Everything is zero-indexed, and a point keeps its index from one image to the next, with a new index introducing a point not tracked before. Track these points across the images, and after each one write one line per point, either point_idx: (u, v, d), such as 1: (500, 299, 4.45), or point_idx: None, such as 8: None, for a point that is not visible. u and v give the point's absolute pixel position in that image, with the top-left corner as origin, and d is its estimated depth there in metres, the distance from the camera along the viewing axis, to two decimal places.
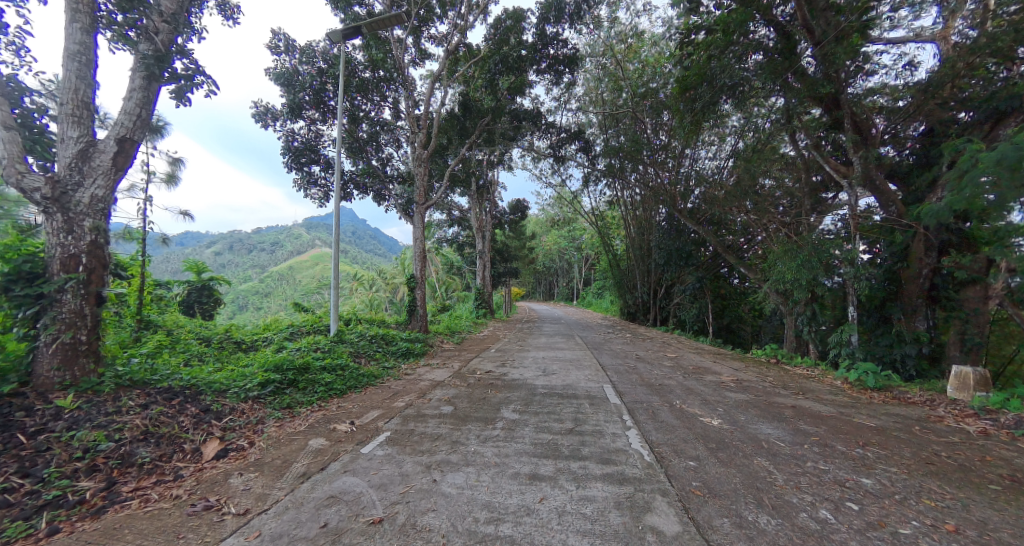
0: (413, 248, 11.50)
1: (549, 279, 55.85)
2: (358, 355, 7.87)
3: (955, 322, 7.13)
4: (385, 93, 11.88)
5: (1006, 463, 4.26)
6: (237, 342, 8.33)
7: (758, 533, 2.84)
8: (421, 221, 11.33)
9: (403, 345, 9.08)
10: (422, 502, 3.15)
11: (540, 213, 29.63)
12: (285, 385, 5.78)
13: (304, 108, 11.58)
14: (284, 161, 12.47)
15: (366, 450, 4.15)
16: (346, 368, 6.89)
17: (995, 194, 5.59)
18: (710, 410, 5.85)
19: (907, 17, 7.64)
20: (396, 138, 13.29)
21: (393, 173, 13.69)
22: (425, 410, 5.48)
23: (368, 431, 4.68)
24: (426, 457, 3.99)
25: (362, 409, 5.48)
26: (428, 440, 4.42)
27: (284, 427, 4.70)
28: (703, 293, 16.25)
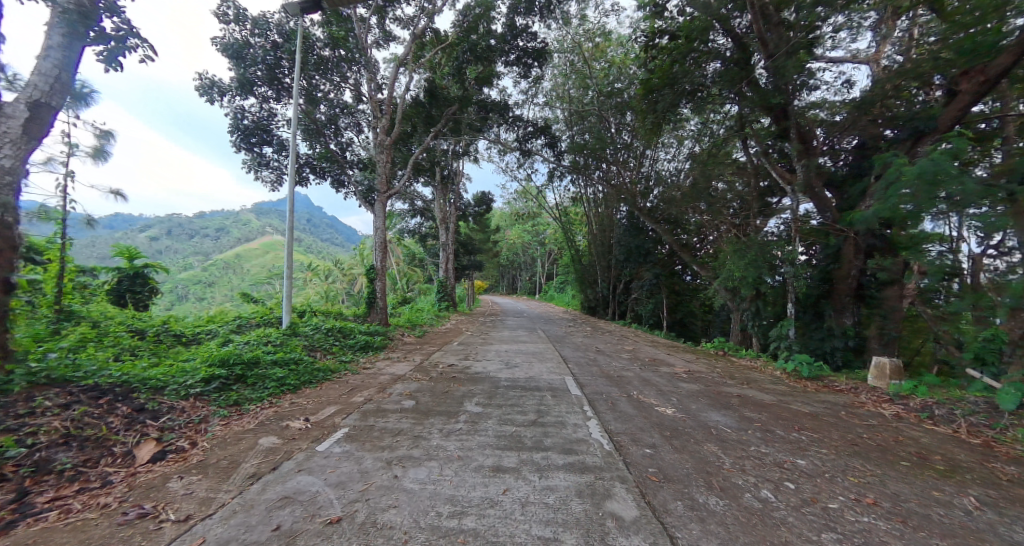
0: (373, 239, 10.80)
1: (513, 274, 56.45)
2: (312, 349, 7.23)
3: (877, 318, 8.03)
4: (346, 74, 10.99)
5: (916, 442, 4.00)
6: (177, 335, 7.39)
7: (708, 514, 2.59)
8: (383, 210, 10.69)
9: (362, 338, 8.56)
10: (384, 499, 2.71)
11: (505, 206, 29.83)
12: (231, 380, 5.15)
13: (256, 84, 10.46)
14: (232, 140, 11.22)
15: (324, 448, 3.56)
16: (299, 362, 6.28)
17: (913, 204, 5.72)
18: (665, 399, 5.36)
19: (846, 39, 8.33)
20: (357, 122, 12.37)
21: (352, 159, 12.80)
22: (385, 404, 4.80)
23: (325, 427, 4.08)
24: (387, 453, 3.45)
25: (317, 405, 4.83)
26: (389, 436, 3.83)
27: (232, 426, 4.11)
28: (659, 289, 17.20)
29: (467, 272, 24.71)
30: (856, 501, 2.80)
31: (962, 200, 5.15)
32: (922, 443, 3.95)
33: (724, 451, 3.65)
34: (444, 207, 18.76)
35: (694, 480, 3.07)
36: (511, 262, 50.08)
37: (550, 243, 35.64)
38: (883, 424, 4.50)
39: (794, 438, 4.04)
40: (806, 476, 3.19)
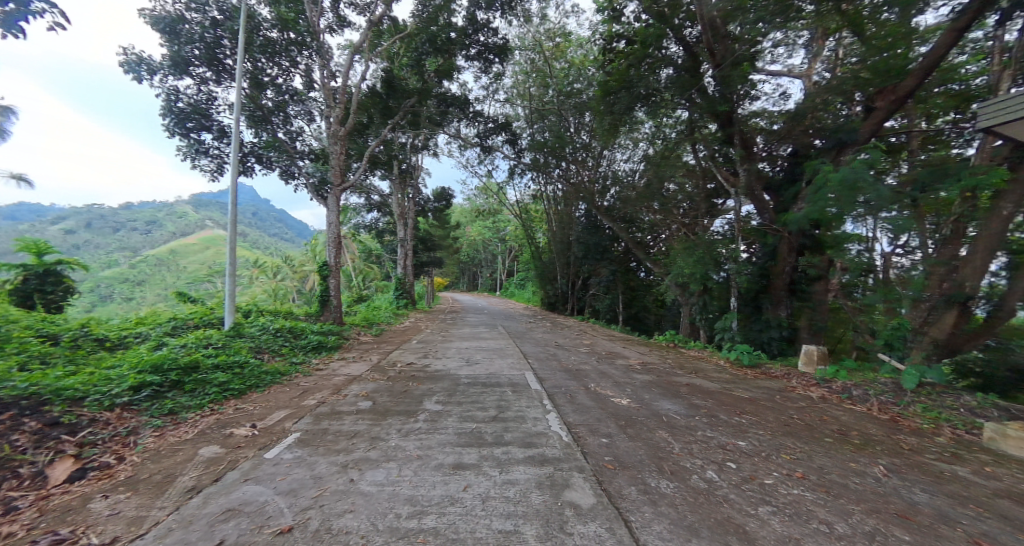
0: (327, 234, 10.45)
1: (473, 270, 56.32)
2: (259, 352, 6.91)
3: (807, 311, 8.84)
4: (295, 58, 10.42)
5: (838, 420, 4.49)
6: (98, 340, 6.85)
7: (659, 497, 2.81)
8: (337, 204, 10.34)
9: (314, 338, 8.30)
10: (339, 505, 2.58)
11: (466, 202, 29.72)
12: (165, 388, 4.84)
13: (192, 64, 9.72)
14: (164, 125, 10.39)
15: (272, 455, 3.40)
16: (244, 366, 6.00)
17: (836, 208, 6.36)
18: (620, 391, 5.65)
19: (783, 55, 9.08)
20: (309, 111, 11.69)
21: (303, 149, 12.11)
22: (339, 407, 4.69)
23: (273, 434, 3.90)
24: (342, 457, 3.36)
25: (264, 410, 4.65)
26: (345, 439, 3.75)
27: (167, 437, 3.84)
28: (616, 285, 17.89)
29: (427, 268, 24.39)
30: (787, 477, 3.11)
31: (877, 205, 5.82)
32: (842, 421, 4.45)
33: (674, 437, 3.93)
34: (403, 203, 18.39)
35: (646, 466, 3.28)
36: (471, 259, 49.96)
37: (511, 240, 35.91)
38: (811, 406, 5.01)
39: (735, 422, 4.41)
40: (745, 457, 3.51)
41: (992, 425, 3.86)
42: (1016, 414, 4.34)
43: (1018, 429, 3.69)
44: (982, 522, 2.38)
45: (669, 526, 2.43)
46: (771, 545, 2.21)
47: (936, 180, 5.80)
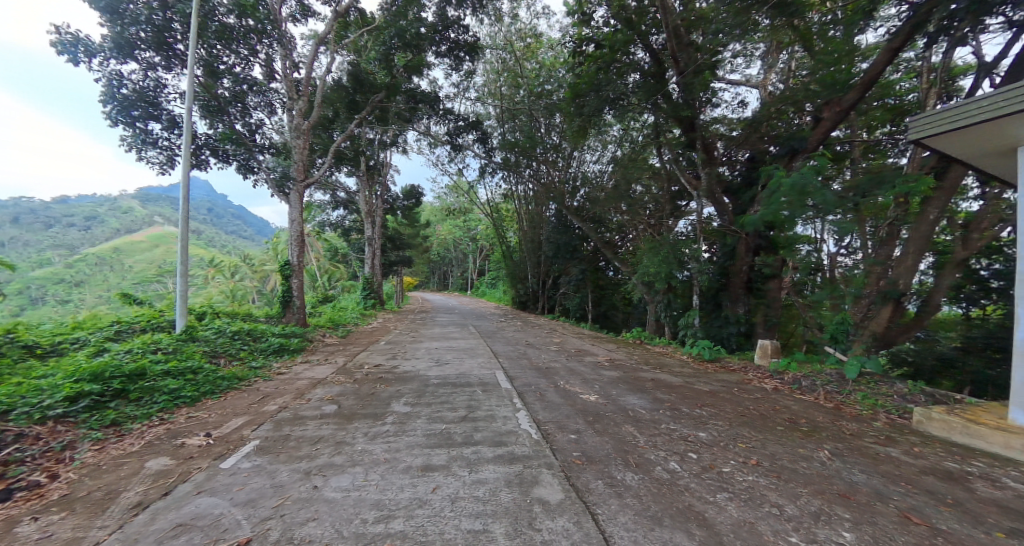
0: (290, 232, 10.11)
1: (444, 269, 55.91)
2: (214, 356, 6.55)
3: (762, 307, 9.37)
4: (255, 47, 9.93)
5: (788, 409, 4.81)
6: (27, 347, 6.29)
7: (624, 489, 2.93)
8: (299, 201, 10.02)
9: (275, 341, 7.98)
10: (302, 512, 2.48)
11: (436, 200, 29.47)
12: (107, 397, 4.39)
13: (139, 46, 9.01)
14: (106, 111, 9.63)
15: (228, 465, 3.14)
16: (198, 371, 5.62)
17: (788, 212, 6.77)
18: (588, 387, 5.81)
19: (741, 65, 9.57)
20: (269, 102, 11.24)
21: (264, 143, 11.55)
22: (302, 412, 4.47)
23: (230, 442, 3.61)
24: (305, 463, 3.18)
25: (221, 418, 4.31)
26: (308, 445, 3.57)
27: (108, 451, 3.46)
28: (585, 284, 18.28)
29: (396, 268, 23.98)
30: (742, 465, 3.31)
31: (823, 208, 6.26)
32: (792, 410, 4.77)
33: (639, 431, 4.10)
34: (370, 200, 18.00)
35: (613, 460, 3.41)
36: (442, 258, 49.55)
37: (482, 238, 35.87)
38: (765, 397, 5.34)
39: (696, 414, 4.64)
40: (704, 447, 3.70)
41: (920, 410, 4.27)
42: (939, 399, 4.81)
43: (943, 413, 4.07)
44: (910, 498, 2.63)
45: (634, 517, 2.55)
46: (727, 529, 2.36)
47: (874, 188, 6.24)
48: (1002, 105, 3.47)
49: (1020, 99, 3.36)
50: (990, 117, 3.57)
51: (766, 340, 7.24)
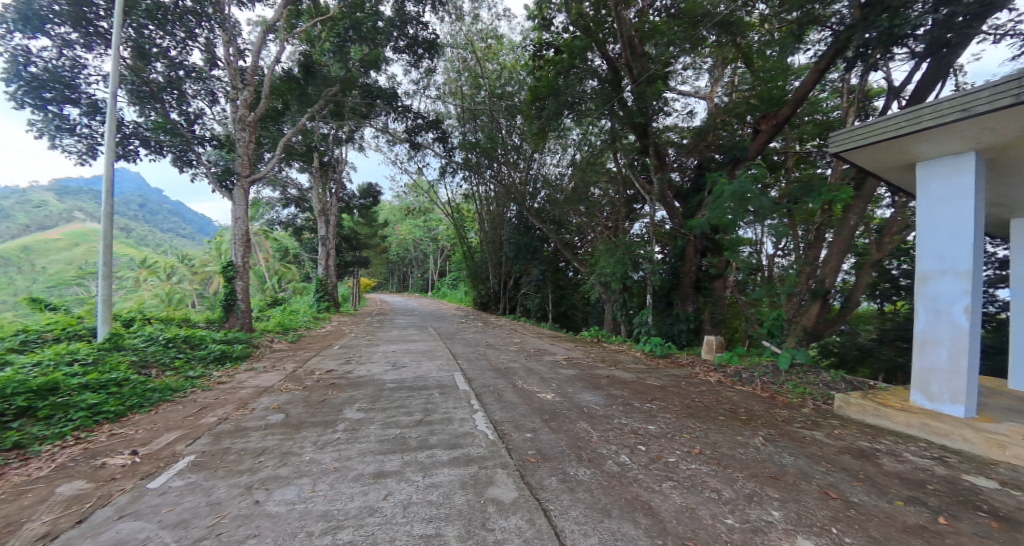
0: (233, 230, 9.52)
1: (403, 270, 54.74)
2: (144, 367, 6.03)
3: (709, 305, 9.89)
4: (192, 30, 9.23)
5: (730, 400, 5.10)
6: None
7: (576, 484, 2.99)
8: (244, 198, 9.45)
9: (215, 348, 7.46)
10: (242, 529, 2.35)
11: (395, 200, 28.80)
12: (9, 417, 3.91)
13: (52, 21, 8.20)
14: (12, 93, 8.64)
15: (157, 485, 2.90)
16: (123, 384, 5.14)
17: (731, 216, 7.17)
18: (545, 386, 5.89)
19: (691, 77, 10.09)
20: (211, 91, 10.53)
21: (203, 134, 10.81)
22: (245, 423, 4.22)
23: (160, 460, 3.34)
24: (246, 477, 3.01)
25: (151, 433, 3.99)
26: (249, 457, 3.36)
27: (10, 477, 3.10)
28: (545, 284, 18.53)
29: (352, 268, 23.20)
30: (687, 454, 3.48)
31: (761, 213, 6.71)
32: (733, 401, 5.07)
33: (593, 427, 4.20)
34: (324, 198, 17.29)
35: (566, 456, 3.49)
36: (401, 259, 48.46)
37: (443, 239, 35.44)
38: (710, 389, 5.65)
39: (647, 408, 4.83)
40: (653, 439, 3.86)
41: (840, 396, 4.67)
42: (859, 386, 5.29)
43: (860, 399, 4.48)
44: (830, 475, 2.88)
45: (584, 510, 2.62)
46: (671, 517, 2.47)
47: (804, 195, 6.77)
48: (905, 125, 3.91)
49: (919, 120, 3.80)
50: (896, 135, 4.01)
51: (711, 336, 7.60)
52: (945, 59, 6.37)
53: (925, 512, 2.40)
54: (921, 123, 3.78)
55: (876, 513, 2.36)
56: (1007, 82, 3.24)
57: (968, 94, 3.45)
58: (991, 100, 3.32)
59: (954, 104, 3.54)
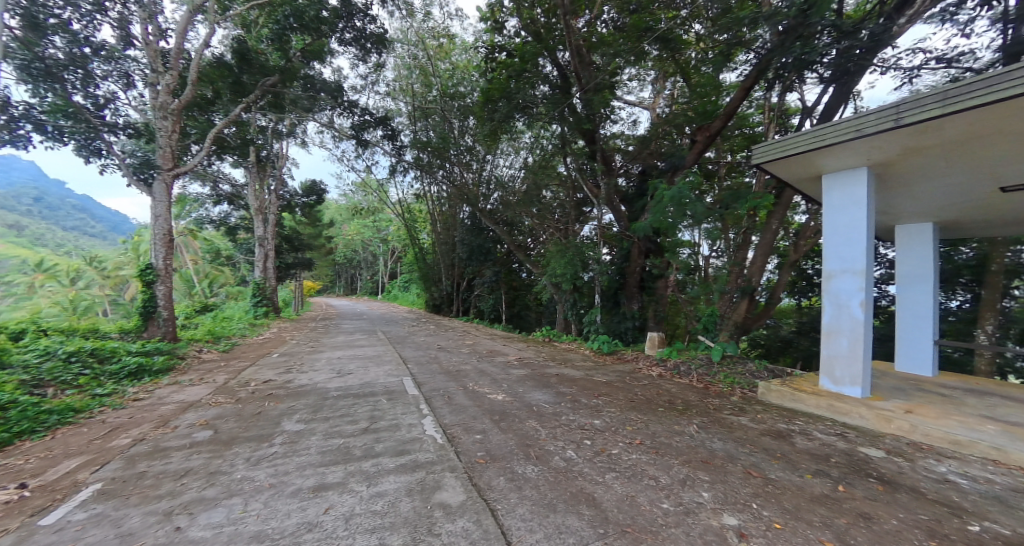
0: (153, 229, 8.66)
1: (351, 273, 52.64)
2: (37, 387, 5.30)
3: (652, 304, 10.41)
4: (102, 4, 8.30)
5: (669, 392, 5.40)
6: None
7: (523, 482, 3.02)
8: (166, 194, 8.62)
9: (131, 361, 6.74)
10: None
11: (342, 199, 27.65)
12: None
13: None
14: None
15: (54, 520, 2.58)
16: (11, 406, 4.50)
17: (671, 220, 7.58)
18: (496, 387, 5.91)
19: (636, 88, 10.62)
20: (126, 74, 9.54)
21: (117, 122, 9.76)
22: (166, 442, 3.86)
23: (55, 492, 2.96)
24: (165, 503, 2.75)
25: (46, 462, 3.52)
26: (170, 481, 3.07)
27: None
28: (498, 285, 18.60)
29: (294, 270, 21.93)
30: (628, 446, 3.64)
31: (697, 217, 7.19)
32: (672, 393, 5.37)
33: (541, 424, 4.28)
34: (261, 196, 16.21)
35: (515, 455, 3.52)
36: (349, 261, 46.55)
37: (393, 240, 34.47)
38: (651, 383, 5.95)
39: (593, 404, 4.99)
40: (598, 433, 4.00)
41: (763, 383, 5.10)
42: (778, 374, 5.81)
43: (780, 385, 4.91)
44: (753, 456, 3.14)
45: (531, 507, 2.66)
46: (612, 508, 2.57)
47: (734, 201, 7.33)
48: (813, 142, 4.38)
49: (823, 138, 4.28)
50: (805, 150, 4.49)
51: (654, 332, 7.99)
52: (847, 85, 7.18)
53: (828, 482, 2.69)
54: (824, 141, 4.26)
55: (789, 487, 2.61)
56: (890, 108, 3.74)
57: (861, 117, 3.94)
58: (878, 123, 3.82)
59: (850, 125, 4.03)
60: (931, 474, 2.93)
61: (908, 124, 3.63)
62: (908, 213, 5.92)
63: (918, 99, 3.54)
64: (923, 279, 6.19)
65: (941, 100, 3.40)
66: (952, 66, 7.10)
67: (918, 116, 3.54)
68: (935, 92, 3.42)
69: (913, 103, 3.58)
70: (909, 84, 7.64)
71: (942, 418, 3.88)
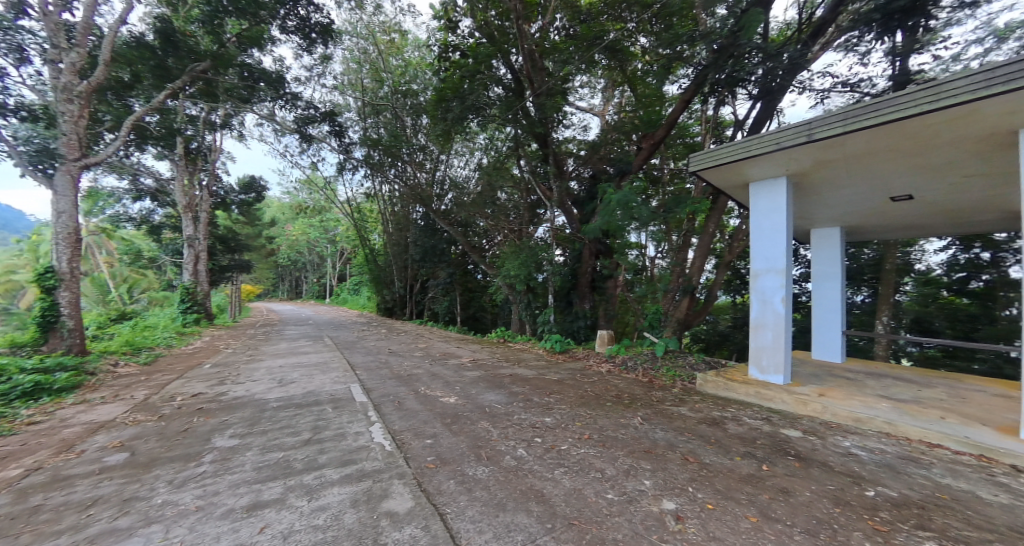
0: (55, 227, 7.68)
1: (296, 275, 49.87)
2: None
3: (603, 303, 10.76)
4: None
5: (617, 387, 5.61)
6: None
7: (473, 484, 3.00)
8: (73, 187, 7.69)
9: (26, 379, 5.93)
10: None
11: (286, 197, 26.16)
12: None
13: None
14: None
15: None
16: None
17: (620, 222, 7.86)
18: (449, 389, 5.84)
19: (587, 94, 10.98)
20: (21, 51, 8.42)
21: (11, 105, 8.58)
22: (70, 470, 3.44)
23: None
24: (66, 538, 2.45)
25: None
26: (73, 513, 2.74)
27: None
28: (453, 287, 18.37)
29: (231, 273, 20.40)
30: (577, 441, 3.72)
31: (642, 220, 7.54)
32: (619, 388, 5.58)
33: (493, 425, 4.28)
34: (191, 191, 14.95)
35: (466, 457, 3.50)
36: (294, 264, 44.08)
37: (342, 241, 33.08)
38: (600, 379, 6.14)
39: (545, 402, 5.07)
40: (549, 430, 4.06)
41: (701, 375, 5.43)
42: (715, 365, 6.22)
43: (715, 376, 5.25)
44: (690, 443, 3.33)
45: (481, 508, 2.65)
46: (560, 502, 2.61)
47: (676, 205, 7.75)
48: (740, 152, 4.76)
49: (748, 149, 4.67)
50: (734, 160, 4.86)
51: (604, 331, 8.23)
52: (772, 103, 7.85)
53: (754, 462, 2.92)
54: (750, 152, 4.64)
55: (721, 470, 2.79)
56: (802, 125, 4.16)
57: (780, 132, 4.34)
58: (794, 137, 4.22)
59: (771, 138, 4.42)
60: (838, 448, 3.27)
61: (818, 140, 4.05)
62: (821, 218, 6.57)
63: (826, 118, 3.95)
64: (833, 277, 6.88)
65: (844, 120, 3.82)
66: (855, 90, 7.97)
67: (826, 133, 3.96)
68: (839, 112, 3.84)
69: (822, 121, 3.99)
70: (821, 104, 8.48)
71: (848, 399, 4.34)
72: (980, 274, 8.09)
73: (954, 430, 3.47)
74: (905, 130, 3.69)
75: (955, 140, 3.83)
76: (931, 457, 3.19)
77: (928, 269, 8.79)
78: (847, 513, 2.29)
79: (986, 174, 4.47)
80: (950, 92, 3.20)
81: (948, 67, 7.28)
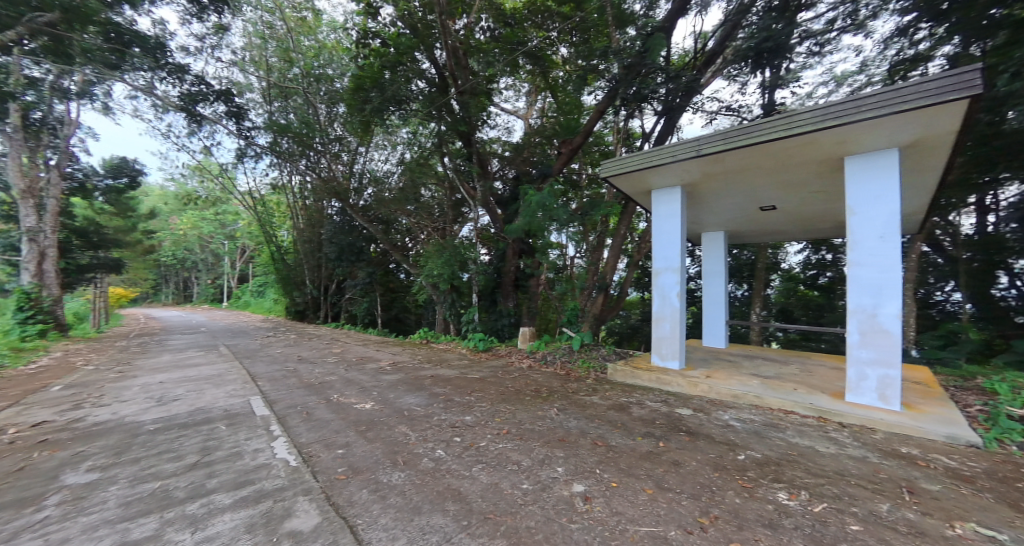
0: None
1: (186, 276, 43.74)
2: None
3: (525, 301, 10.97)
4: None
5: (536, 382, 5.76)
6: None
7: (387, 491, 2.88)
8: None
9: None
10: None
11: (172, 185, 22.85)
12: None
13: None
14: None
15: None
16: None
17: (541, 222, 8.11)
18: (365, 395, 5.53)
19: (512, 97, 11.17)
20: None
21: None
22: None
23: None
24: None
25: None
26: None
27: None
28: (373, 288, 17.43)
29: (97, 273, 17.23)
30: (496, 437, 3.76)
31: (560, 220, 7.88)
32: (538, 382, 5.74)
33: (412, 428, 4.16)
34: (31, 173, 12.35)
35: (380, 464, 3.34)
36: (183, 263, 38.61)
37: (244, 237, 29.77)
38: (521, 375, 6.27)
39: (466, 401, 5.04)
40: (468, 429, 4.05)
41: (611, 366, 5.79)
42: (625, 356, 6.68)
43: (623, 366, 5.65)
44: (599, 429, 3.55)
45: (394, 515, 2.55)
46: (476, 498, 2.62)
47: (592, 208, 8.18)
48: (642, 162, 5.19)
49: (649, 159, 5.12)
50: (637, 169, 5.30)
51: (525, 328, 8.22)
52: (672, 118, 8.66)
53: (653, 440, 3.20)
54: (650, 162, 5.09)
55: (624, 450, 3.02)
56: (692, 141, 4.66)
57: (675, 146, 4.82)
58: (686, 151, 4.72)
59: (668, 151, 4.89)
60: (719, 421, 3.71)
61: (704, 155, 4.57)
62: (709, 223, 7.41)
63: (711, 136, 4.48)
64: (719, 274, 7.77)
65: (724, 139, 4.37)
66: (736, 115, 9.12)
67: (710, 149, 4.49)
68: (720, 132, 4.38)
69: (708, 138, 4.52)
70: (710, 124, 9.58)
71: (730, 378, 4.94)
72: (825, 271, 9.79)
73: (801, 398, 4.21)
74: (769, 152, 4.33)
75: (804, 163, 4.58)
76: (790, 423, 3.76)
77: (790, 267, 10.33)
78: (724, 476, 2.61)
79: (827, 192, 5.40)
80: (800, 122, 3.83)
81: (803, 102, 8.67)
